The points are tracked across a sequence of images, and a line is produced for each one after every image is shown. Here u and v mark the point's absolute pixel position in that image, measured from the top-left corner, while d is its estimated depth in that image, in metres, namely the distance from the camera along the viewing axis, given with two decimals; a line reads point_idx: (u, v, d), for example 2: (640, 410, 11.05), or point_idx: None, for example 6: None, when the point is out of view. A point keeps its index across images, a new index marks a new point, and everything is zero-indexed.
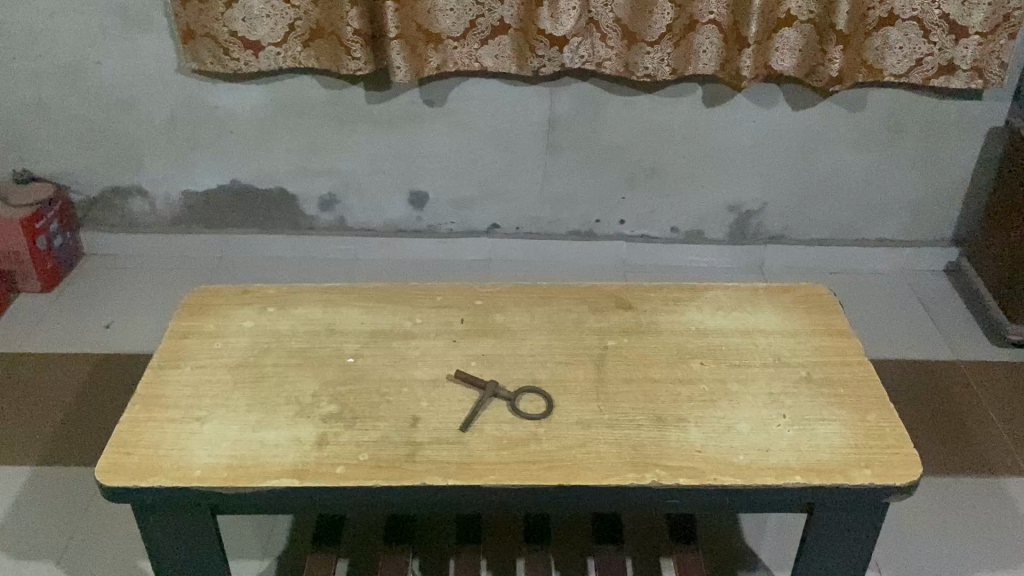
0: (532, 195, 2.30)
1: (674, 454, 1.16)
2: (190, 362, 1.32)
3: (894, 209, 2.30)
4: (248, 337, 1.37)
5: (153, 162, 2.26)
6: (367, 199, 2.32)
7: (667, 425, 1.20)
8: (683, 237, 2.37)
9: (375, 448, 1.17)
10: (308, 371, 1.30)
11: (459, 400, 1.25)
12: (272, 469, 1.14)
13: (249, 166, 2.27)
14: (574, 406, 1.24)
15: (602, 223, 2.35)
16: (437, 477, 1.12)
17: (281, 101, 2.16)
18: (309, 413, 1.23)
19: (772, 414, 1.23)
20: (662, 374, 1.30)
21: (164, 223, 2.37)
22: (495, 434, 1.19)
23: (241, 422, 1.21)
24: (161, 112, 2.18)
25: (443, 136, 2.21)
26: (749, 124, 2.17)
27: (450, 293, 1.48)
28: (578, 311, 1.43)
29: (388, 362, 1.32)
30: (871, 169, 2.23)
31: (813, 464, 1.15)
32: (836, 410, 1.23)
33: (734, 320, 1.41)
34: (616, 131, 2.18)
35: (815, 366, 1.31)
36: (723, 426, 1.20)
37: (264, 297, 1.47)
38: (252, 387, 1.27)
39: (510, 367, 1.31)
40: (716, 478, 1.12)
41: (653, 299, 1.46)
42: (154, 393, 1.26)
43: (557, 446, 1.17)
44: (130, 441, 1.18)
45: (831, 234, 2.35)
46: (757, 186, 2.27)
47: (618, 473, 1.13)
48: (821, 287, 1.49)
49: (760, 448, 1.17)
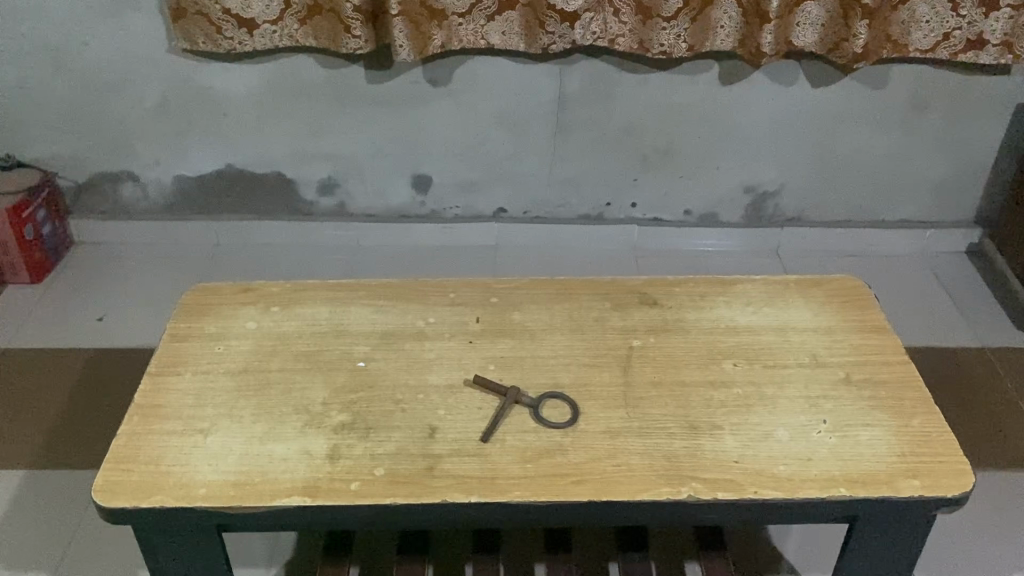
0: (541, 178, 2.21)
1: (710, 465, 1.09)
2: (191, 368, 1.24)
3: (917, 189, 2.22)
4: (252, 340, 1.29)
5: (144, 147, 2.16)
6: (369, 183, 2.23)
7: (701, 434, 1.13)
8: (696, 220, 2.29)
9: (391, 462, 1.10)
10: (316, 377, 1.23)
11: (478, 408, 1.17)
12: (282, 486, 1.07)
13: (246, 150, 2.17)
14: (600, 413, 1.16)
15: (613, 206, 2.27)
16: (458, 494, 1.05)
17: (277, 82, 2.06)
18: (319, 423, 1.15)
19: (811, 420, 1.16)
20: (692, 376, 1.22)
21: (158, 209, 2.28)
22: (518, 444, 1.12)
23: (247, 434, 1.14)
24: (152, 94, 2.08)
25: (448, 117, 2.11)
26: (768, 103, 2.08)
27: (464, 289, 1.40)
28: (599, 308, 1.35)
29: (401, 366, 1.24)
30: (892, 149, 2.15)
31: (857, 474, 1.08)
32: (879, 415, 1.16)
33: (765, 317, 1.33)
34: (629, 110, 2.09)
35: (854, 366, 1.24)
36: (760, 434, 1.13)
37: (267, 295, 1.38)
38: (258, 394, 1.20)
39: (531, 371, 1.23)
40: (756, 491, 1.06)
41: (678, 294, 1.38)
42: (153, 403, 1.18)
43: (586, 458, 1.10)
44: (128, 456, 1.11)
45: (850, 215, 2.27)
46: (775, 167, 2.19)
47: (651, 487, 1.06)
48: (855, 280, 1.41)
49: (800, 458, 1.10)
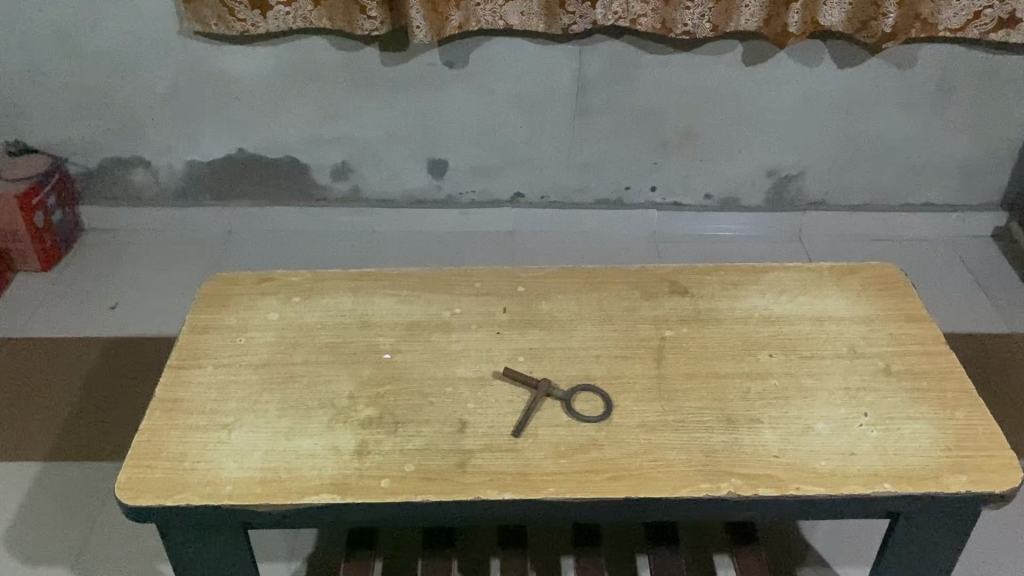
0: (559, 162, 2.17)
1: (749, 461, 1.06)
2: (213, 361, 1.21)
3: (942, 171, 2.17)
4: (275, 331, 1.26)
5: (155, 132, 2.12)
6: (384, 168, 2.19)
7: (739, 428, 1.10)
8: (717, 204, 2.25)
9: (421, 457, 1.07)
10: (342, 370, 1.19)
11: (509, 402, 1.14)
12: (310, 483, 1.04)
13: (259, 134, 2.13)
14: (634, 407, 1.13)
15: (632, 190, 2.23)
16: (492, 491, 1.02)
17: (290, 65, 2.02)
18: (346, 418, 1.12)
19: (852, 413, 1.12)
20: (728, 368, 1.19)
21: (170, 195, 2.24)
22: (551, 439, 1.08)
23: (272, 429, 1.11)
24: (163, 78, 2.04)
25: (465, 100, 2.07)
26: (792, 85, 2.03)
27: (489, 278, 1.36)
28: (629, 297, 1.32)
29: (427, 358, 1.21)
30: (918, 131, 2.10)
31: (901, 469, 1.05)
32: (921, 407, 1.13)
33: (800, 306, 1.30)
34: (649, 93, 2.05)
35: (893, 357, 1.21)
36: (799, 428, 1.10)
37: (288, 285, 1.35)
38: (283, 388, 1.17)
39: (562, 363, 1.20)
40: (798, 487, 1.03)
41: (710, 282, 1.35)
42: (175, 398, 1.15)
43: (621, 453, 1.07)
44: (151, 452, 1.08)
45: (874, 199, 2.23)
46: (798, 149, 2.14)
47: (689, 483, 1.03)
48: (890, 267, 1.38)
49: (841, 453, 1.07)
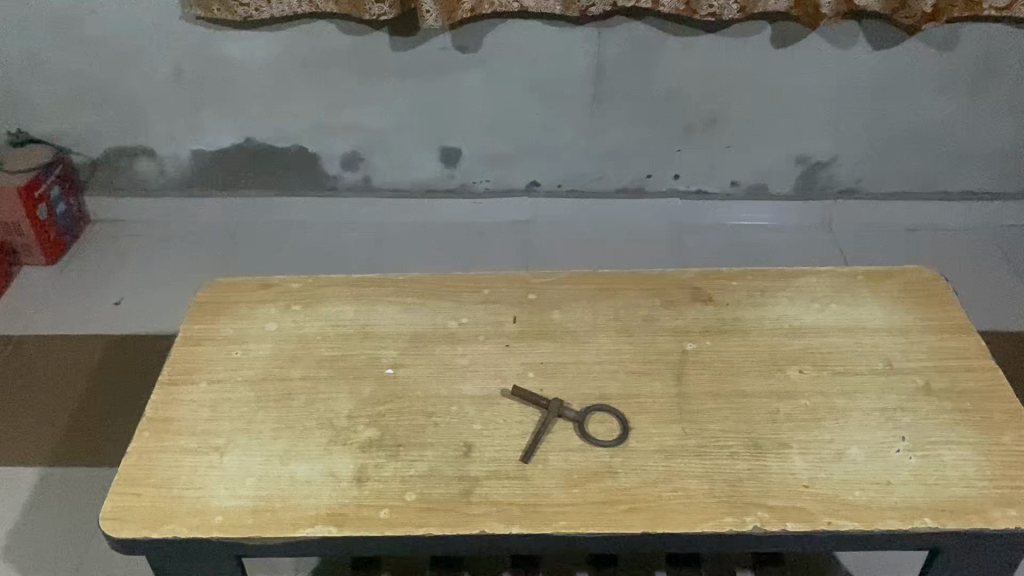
0: (577, 150, 2.08)
1: (777, 491, 0.98)
2: (207, 376, 1.15)
3: (982, 158, 2.06)
4: (272, 343, 1.19)
5: (159, 121, 2.06)
6: (395, 157, 2.11)
7: (766, 454, 1.02)
8: (742, 192, 2.15)
9: (424, 485, 1.00)
10: (342, 387, 1.12)
11: (518, 423, 1.07)
12: (305, 514, 0.97)
13: (266, 123, 2.06)
14: (653, 429, 1.05)
15: (654, 179, 2.13)
16: (498, 524, 0.95)
17: (296, 50, 1.94)
18: (345, 440, 1.05)
19: (889, 436, 1.04)
20: (754, 386, 1.11)
21: (176, 185, 2.18)
22: (563, 466, 1.01)
23: (267, 453, 1.04)
24: (165, 65, 1.97)
25: (479, 86, 1.98)
26: (823, 68, 1.92)
27: (499, 284, 1.29)
28: (648, 305, 1.24)
29: (432, 373, 1.14)
30: (958, 115, 1.99)
31: (944, 502, 0.96)
32: (965, 430, 1.04)
33: (832, 315, 1.21)
34: (672, 77, 1.95)
35: (933, 374, 1.12)
36: (831, 454, 1.02)
37: (287, 292, 1.28)
38: (279, 406, 1.10)
39: (575, 380, 1.12)
40: (831, 522, 0.95)
41: (735, 289, 1.26)
42: (166, 417, 1.09)
43: (638, 482, 0.99)
44: (139, 478, 1.02)
45: (909, 187, 2.12)
46: (829, 135, 2.04)
47: (711, 517, 0.96)
48: (929, 271, 1.28)
49: (878, 482, 0.99)
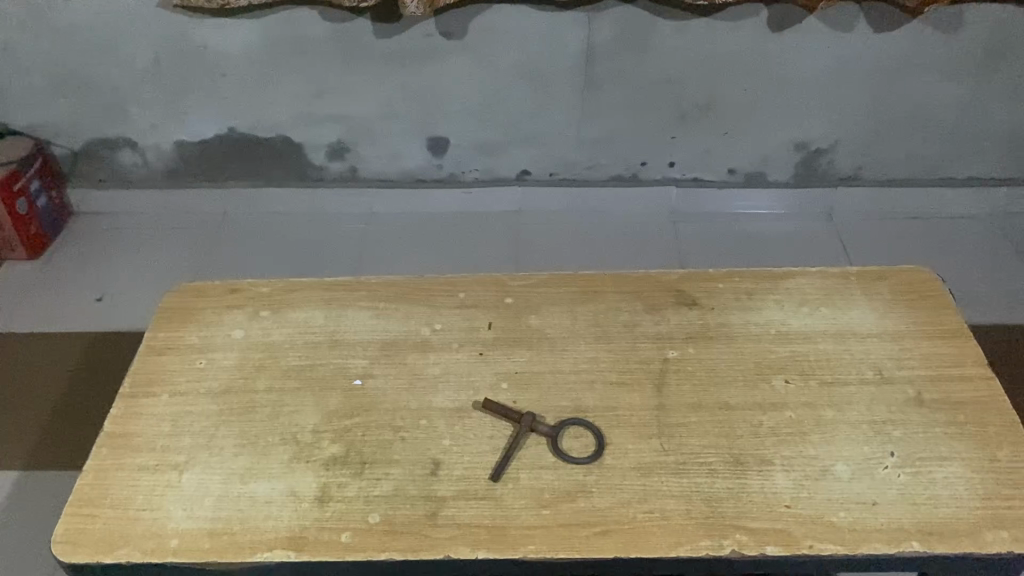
0: (569, 138, 2.02)
1: (757, 512, 0.94)
2: (169, 389, 1.10)
3: (988, 143, 1.99)
4: (237, 352, 1.15)
5: (140, 111, 2.01)
6: (382, 147, 2.06)
7: (748, 471, 0.97)
8: (740, 180, 2.09)
9: (388, 506, 0.95)
10: (307, 399, 1.08)
11: (488, 438, 1.02)
12: (263, 538, 0.93)
13: (249, 112, 2.00)
14: (629, 445, 1.01)
15: (648, 167, 2.07)
16: (464, 549, 0.91)
17: (277, 38, 1.88)
18: (308, 457, 1.01)
19: (877, 452, 0.99)
20: (737, 397, 1.06)
21: (159, 177, 2.13)
22: (534, 485, 0.97)
23: (227, 471, 1.00)
24: (143, 55, 1.91)
25: (466, 73, 1.92)
26: (823, 51, 1.85)
27: (475, 287, 1.24)
28: (629, 310, 1.19)
29: (401, 384, 1.09)
30: (963, 99, 1.91)
31: (933, 524, 0.92)
32: (958, 444, 0.99)
33: (821, 320, 1.16)
34: (665, 62, 1.88)
35: (927, 383, 1.06)
36: (816, 471, 0.97)
37: (256, 297, 1.24)
38: (242, 421, 1.06)
39: (551, 391, 1.07)
40: (813, 546, 0.90)
41: (720, 292, 1.21)
42: (124, 432, 1.05)
43: (612, 502, 0.95)
44: (94, 499, 0.98)
45: (912, 173, 2.05)
46: (829, 121, 1.97)
47: (687, 540, 0.91)
48: (924, 271, 1.23)
49: (864, 503, 0.94)
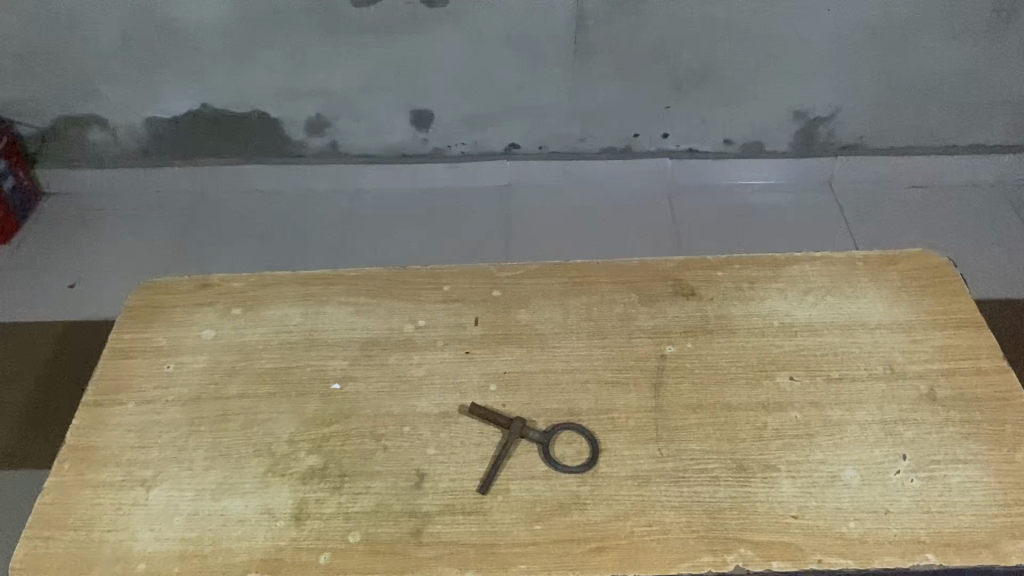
0: (559, 109, 1.93)
1: (762, 524, 0.88)
2: (136, 396, 1.04)
3: (995, 108, 1.91)
4: (209, 355, 1.08)
5: (109, 88, 1.91)
6: (364, 121, 1.97)
7: (752, 479, 0.92)
8: (737, 150, 2.01)
9: (369, 523, 0.89)
10: (283, 406, 1.02)
11: (476, 446, 0.96)
12: (236, 560, 0.87)
13: (224, 88, 1.91)
14: (626, 452, 0.95)
15: (642, 138, 1.99)
16: (451, 569, 0.85)
17: (250, 9, 1.78)
18: (284, 470, 0.95)
19: (889, 455, 0.93)
20: (739, 397, 1.00)
21: (132, 155, 2.04)
22: (525, 498, 0.91)
23: (198, 486, 0.94)
24: (109, 29, 1.81)
25: (449, 43, 1.82)
26: (825, 15, 1.76)
27: (461, 279, 1.17)
28: (624, 302, 1.12)
29: (383, 388, 1.03)
30: (970, 63, 1.83)
31: (950, 534, 0.86)
32: (974, 446, 0.93)
33: (828, 311, 1.09)
34: (659, 29, 1.78)
35: (939, 379, 1.00)
36: (824, 477, 0.91)
37: (228, 293, 1.17)
38: (213, 431, 0.99)
39: (542, 393, 1.01)
40: (823, 561, 0.85)
41: (720, 281, 1.14)
42: (89, 445, 0.99)
43: (607, 516, 0.89)
44: (55, 519, 0.92)
45: (915, 141, 1.98)
46: (830, 88, 1.89)
47: (689, 556, 0.85)
48: (935, 255, 1.16)
49: (875, 512, 0.88)
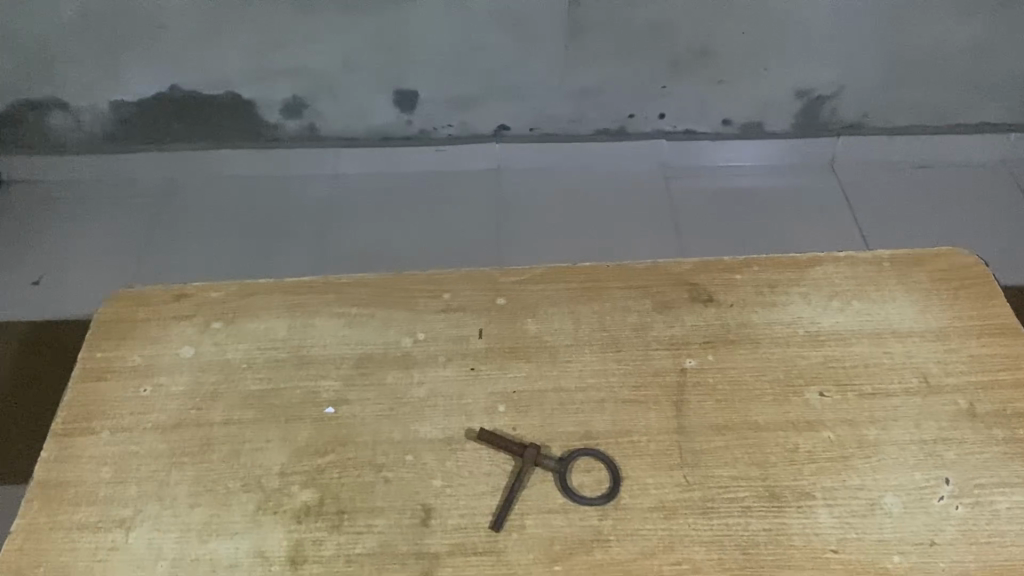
0: (550, 89, 1.84)
1: (800, 560, 0.81)
2: (110, 424, 0.95)
3: (1001, 86, 1.85)
4: (189, 375, 0.99)
5: (69, 70, 1.79)
6: (344, 103, 1.86)
7: (786, 509, 0.85)
8: (735, 130, 1.93)
9: (373, 567, 0.82)
10: (273, 433, 0.93)
11: (486, 476, 0.88)
12: None
13: (194, 68, 1.79)
14: (649, 480, 0.87)
15: (636, 118, 1.90)
16: None
17: None
18: (277, 506, 0.87)
19: (930, 480, 0.87)
20: (768, 416, 0.93)
21: (97, 140, 1.92)
22: (542, 535, 0.83)
23: (182, 527, 0.86)
24: (68, 6, 1.69)
25: (435, 20, 1.72)
26: None
27: (461, 286, 1.08)
28: (638, 309, 1.04)
29: (382, 411, 0.95)
30: (979, 40, 1.76)
31: (1000, 567, 0.80)
32: (1019, 468, 0.87)
33: (856, 317, 1.02)
34: (658, 4, 1.69)
35: (978, 392, 0.94)
36: (863, 506, 0.85)
37: (207, 303, 1.07)
38: (197, 462, 0.91)
39: (555, 414, 0.93)
40: None
41: (740, 285, 1.06)
42: (59, 481, 0.90)
43: (632, 553, 0.82)
44: (23, 569, 0.83)
45: (919, 120, 1.91)
46: (834, 66, 1.80)
47: None
48: (964, 254, 1.09)
49: (920, 544, 0.82)
